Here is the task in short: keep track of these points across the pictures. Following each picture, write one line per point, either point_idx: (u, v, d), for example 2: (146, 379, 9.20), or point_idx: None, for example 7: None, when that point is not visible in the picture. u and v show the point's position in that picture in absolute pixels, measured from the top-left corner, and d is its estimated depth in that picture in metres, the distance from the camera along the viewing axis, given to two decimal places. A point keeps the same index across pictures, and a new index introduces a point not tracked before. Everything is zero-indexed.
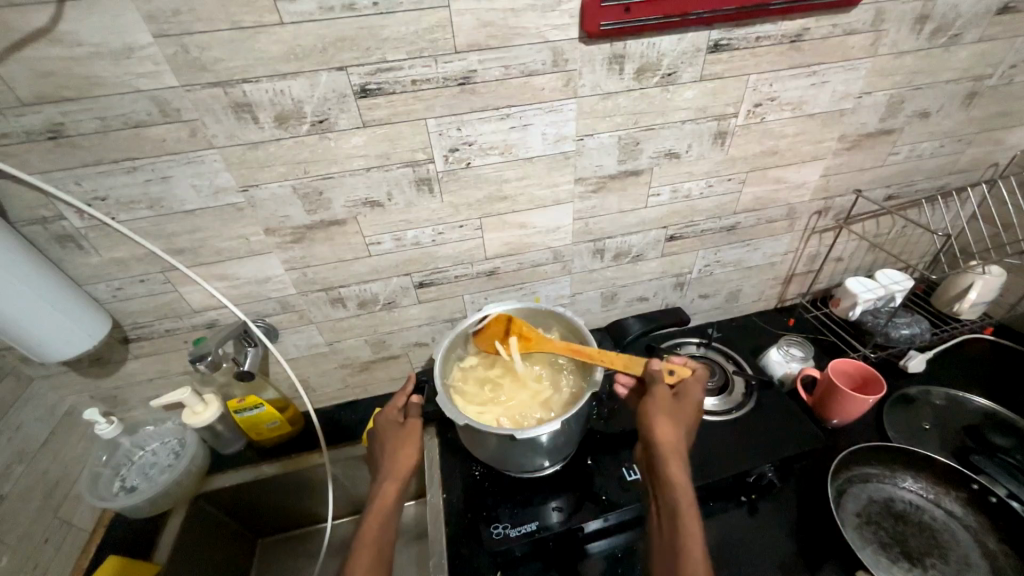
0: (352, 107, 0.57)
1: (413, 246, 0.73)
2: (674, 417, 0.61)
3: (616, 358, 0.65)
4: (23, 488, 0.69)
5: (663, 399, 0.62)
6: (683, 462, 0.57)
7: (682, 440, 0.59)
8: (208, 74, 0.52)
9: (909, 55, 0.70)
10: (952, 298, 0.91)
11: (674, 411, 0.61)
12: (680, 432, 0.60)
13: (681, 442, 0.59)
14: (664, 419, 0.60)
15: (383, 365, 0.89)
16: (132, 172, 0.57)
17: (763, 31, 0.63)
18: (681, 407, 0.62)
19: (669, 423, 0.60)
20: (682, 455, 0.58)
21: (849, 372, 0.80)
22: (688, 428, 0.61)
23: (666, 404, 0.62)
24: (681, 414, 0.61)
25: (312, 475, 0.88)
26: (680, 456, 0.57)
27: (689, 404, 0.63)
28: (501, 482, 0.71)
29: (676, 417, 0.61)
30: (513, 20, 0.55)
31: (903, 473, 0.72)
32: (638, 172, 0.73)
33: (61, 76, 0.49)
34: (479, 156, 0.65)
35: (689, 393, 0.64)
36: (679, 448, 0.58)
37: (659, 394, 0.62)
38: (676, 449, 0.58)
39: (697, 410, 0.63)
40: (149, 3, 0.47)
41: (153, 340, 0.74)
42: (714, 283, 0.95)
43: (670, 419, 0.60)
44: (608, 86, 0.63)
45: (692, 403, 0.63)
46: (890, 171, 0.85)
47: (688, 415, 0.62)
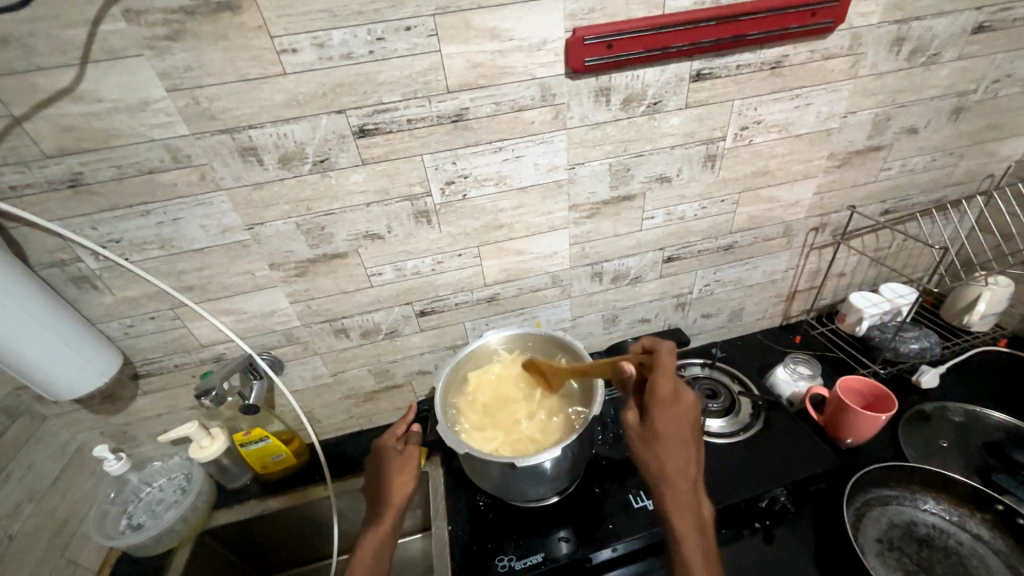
0: (352, 147, 0.60)
1: (413, 275, 0.74)
2: (647, 440, 0.55)
3: (598, 364, 0.61)
4: (33, 527, 0.69)
5: (631, 423, 0.57)
6: (671, 488, 0.53)
7: (664, 463, 0.54)
8: (217, 122, 0.55)
9: (890, 75, 0.72)
10: (959, 310, 0.90)
11: (645, 433, 0.56)
12: (659, 455, 0.54)
13: (663, 468, 0.54)
14: (638, 446, 0.56)
15: (388, 395, 0.89)
16: (146, 215, 0.60)
17: (743, 59, 0.65)
18: (651, 425, 0.55)
19: (643, 448, 0.56)
20: (666, 481, 0.54)
21: (859, 390, 0.79)
22: (667, 444, 0.54)
23: (636, 428, 0.57)
24: (652, 432, 0.55)
25: (317, 510, 0.87)
26: (667, 482, 0.54)
27: (658, 416, 0.55)
28: (506, 512, 0.70)
29: (649, 439, 0.55)
30: (500, 60, 0.58)
31: (924, 494, 0.69)
32: (631, 197, 0.75)
33: (80, 130, 0.53)
34: (475, 187, 0.68)
35: (655, 405, 0.56)
36: (662, 474, 0.54)
37: (626, 420, 0.58)
38: (659, 476, 0.54)
39: (671, 416, 0.55)
40: (164, 62, 0.51)
41: (162, 376, 0.76)
42: (716, 302, 0.95)
43: (642, 443, 0.56)
44: (596, 117, 0.65)
45: (661, 417, 0.55)
46: (883, 186, 0.85)
47: (662, 433, 0.55)
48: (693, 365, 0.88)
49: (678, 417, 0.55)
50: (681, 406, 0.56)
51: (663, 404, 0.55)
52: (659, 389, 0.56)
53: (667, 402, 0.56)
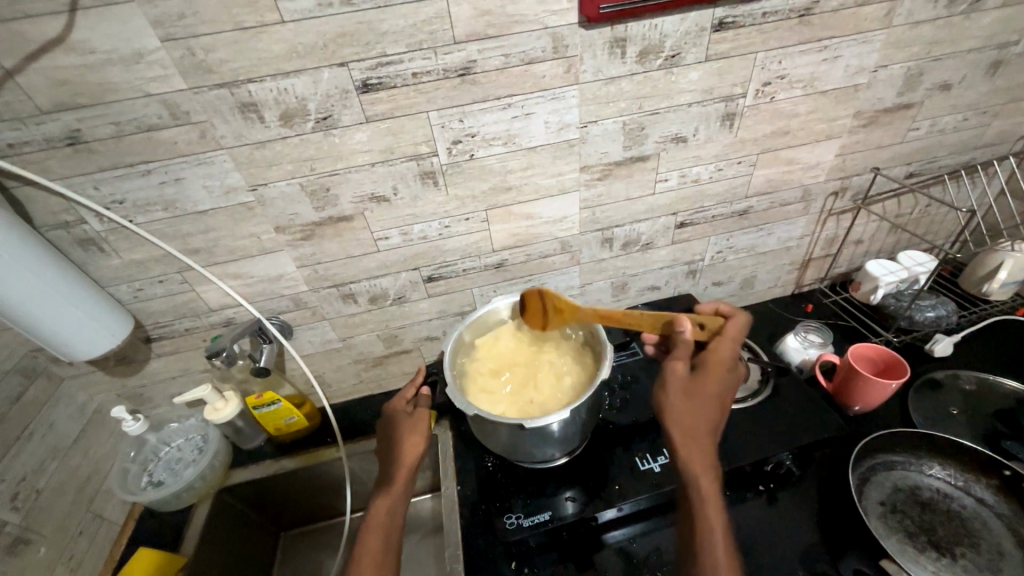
0: (355, 103, 0.58)
1: (420, 239, 0.73)
2: (688, 395, 0.55)
3: (642, 317, 0.62)
4: (58, 483, 0.72)
5: (677, 374, 0.57)
6: (699, 445, 0.53)
7: (700, 420, 0.54)
8: (214, 75, 0.53)
9: (927, 25, 0.67)
10: (980, 278, 0.87)
11: (689, 387, 0.56)
12: (697, 411, 0.55)
13: (700, 423, 0.54)
14: (676, 398, 0.55)
15: (397, 360, 0.90)
16: (147, 175, 0.59)
17: (769, 6, 0.61)
18: (698, 381, 0.57)
19: (684, 400, 0.55)
20: (696, 438, 0.53)
21: (871, 357, 0.78)
22: (708, 403, 0.55)
23: (681, 380, 0.56)
24: (697, 389, 0.56)
25: (329, 470, 0.90)
26: (696, 440, 0.53)
27: (709, 375, 0.57)
28: (514, 473, 0.71)
29: (691, 393, 0.56)
30: (510, 7, 0.55)
31: (930, 460, 0.69)
32: (645, 158, 0.72)
33: (74, 84, 0.51)
34: (482, 147, 0.65)
35: (710, 363, 0.58)
36: (696, 430, 0.54)
37: (674, 368, 0.57)
38: (690, 432, 0.54)
39: (721, 378, 0.57)
40: (156, 8, 0.48)
41: (173, 339, 0.76)
42: (727, 269, 0.94)
43: (682, 397, 0.55)
44: (610, 71, 0.62)
45: (712, 374, 0.57)
46: (910, 148, 0.82)
47: (707, 390, 0.56)
48: None
49: (726, 381, 0.58)
50: (729, 371, 0.59)
51: (720, 366, 0.58)
52: (719, 351, 0.60)
53: (724, 366, 0.59)
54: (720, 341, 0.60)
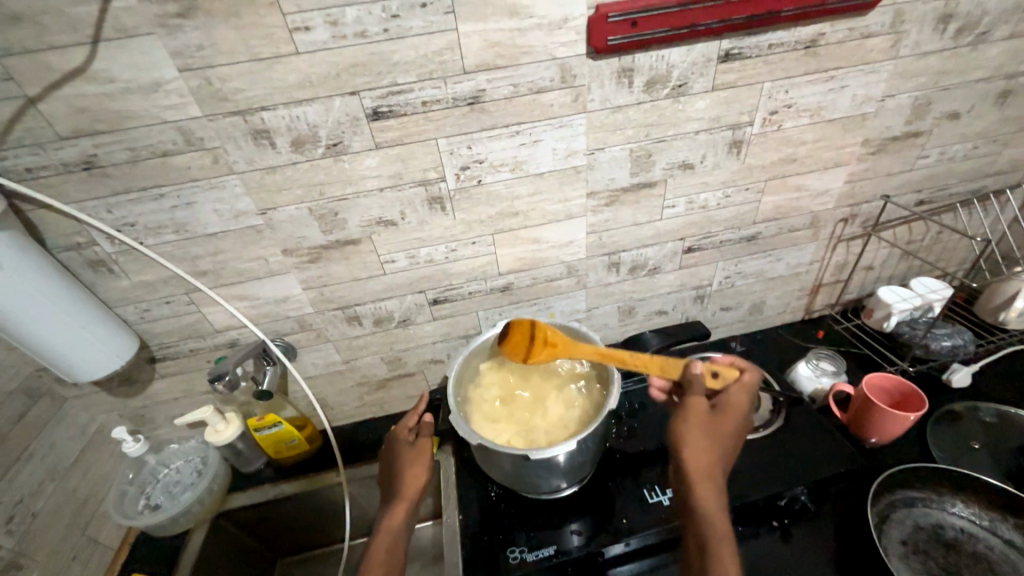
0: (365, 130, 0.59)
1: (427, 263, 0.73)
2: (708, 433, 0.55)
3: (650, 359, 0.61)
4: (54, 505, 0.71)
5: (698, 410, 0.56)
6: (715, 485, 0.52)
7: (718, 459, 0.53)
8: (229, 104, 0.54)
9: (933, 56, 0.67)
10: (996, 307, 0.85)
11: (709, 424, 0.55)
12: (715, 450, 0.54)
13: (716, 463, 0.53)
14: (697, 433, 0.54)
15: (400, 383, 0.89)
16: (159, 199, 0.60)
17: (775, 38, 0.62)
18: (716, 419, 0.56)
19: (703, 438, 0.54)
20: (713, 478, 0.52)
21: (887, 388, 0.75)
22: (724, 443, 0.55)
23: (702, 416, 0.56)
24: (717, 427, 0.56)
25: (329, 495, 0.88)
26: (712, 479, 0.52)
27: (726, 418, 0.57)
28: (518, 503, 0.69)
29: (711, 430, 0.55)
30: (520, 39, 0.56)
31: (953, 497, 0.66)
32: (652, 184, 0.72)
33: (93, 111, 0.52)
34: (490, 174, 0.66)
35: (729, 403, 0.58)
36: (713, 469, 0.53)
37: (694, 405, 0.56)
38: (707, 469, 0.53)
39: (737, 421, 0.57)
40: (176, 41, 0.49)
41: (177, 360, 0.76)
42: (736, 294, 0.92)
43: (703, 433, 0.54)
44: (618, 100, 0.63)
45: (729, 416, 0.57)
46: (920, 175, 0.81)
47: (724, 429, 0.56)
48: None
49: (740, 425, 0.57)
50: (746, 415, 0.58)
51: (737, 409, 0.58)
52: (737, 396, 0.58)
53: (740, 411, 0.58)
54: (737, 386, 0.60)
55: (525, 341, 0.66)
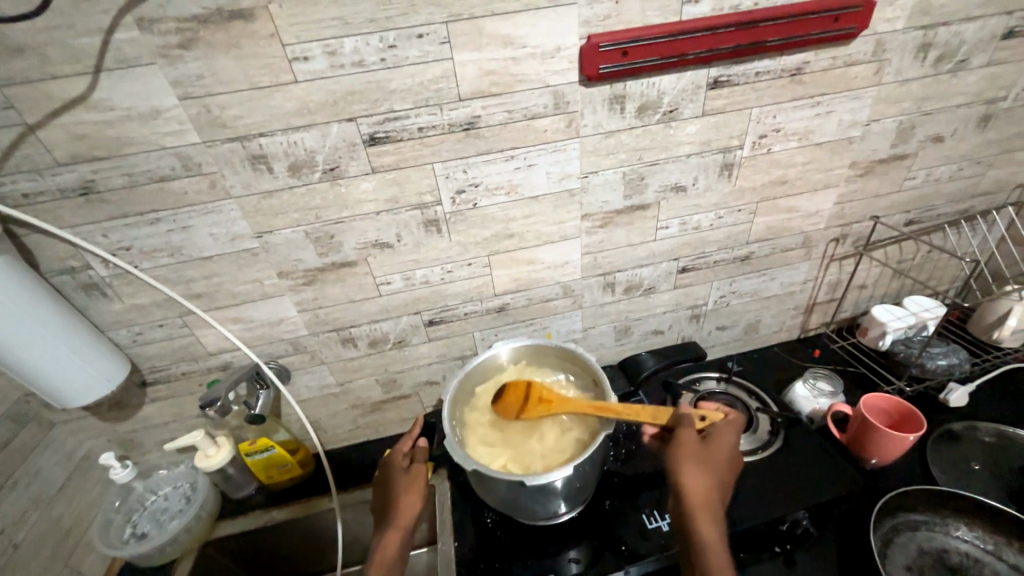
0: (362, 155, 0.59)
1: (422, 284, 0.73)
2: (702, 463, 0.57)
3: (643, 411, 0.61)
4: (37, 535, 0.69)
5: (690, 440, 0.58)
6: (712, 516, 0.53)
7: (712, 489, 0.55)
8: (227, 130, 0.55)
9: (915, 82, 0.69)
10: (989, 325, 0.85)
11: (702, 455, 0.57)
12: (709, 480, 0.56)
13: (710, 492, 0.55)
14: (691, 463, 0.56)
15: (395, 405, 0.88)
16: (155, 223, 0.60)
17: (761, 66, 0.64)
18: (708, 450, 0.58)
19: (697, 468, 0.56)
20: (709, 508, 0.54)
21: (884, 408, 0.75)
22: (718, 473, 0.57)
23: (694, 447, 0.58)
24: (709, 458, 0.57)
25: (321, 522, 0.85)
26: (708, 509, 0.54)
27: (718, 449, 0.59)
28: (515, 530, 0.67)
29: (704, 461, 0.57)
30: (513, 68, 0.57)
31: (957, 521, 0.65)
32: (645, 206, 0.73)
33: (92, 138, 0.53)
34: (486, 197, 0.67)
35: (719, 436, 0.60)
36: (708, 499, 0.54)
37: (685, 436, 0.58)
38: (703, 499, 0.54)
39: (728, 452, 0.59)
40: (176, 70, 0.50)
41: (169, 384, 0.75)
42: (731, 314, 0.93)
43: (696, 463, 0.56)
44: (610, 125, 0.64)
45: (720, 447, 0.59)
46: (908, 196, 0.83)
47: (717, 460, 0.57)
48: (708, 379, 0.84)
49: (733, 457, 0.59)
50: (736, 448, 0.60)
51: (728, 441, 0.60)
52: (727, 430, 0.61)
53: (731, 444, 0.60)
54: (725, 424, 0.62)
55: (520, 399, 0.68)
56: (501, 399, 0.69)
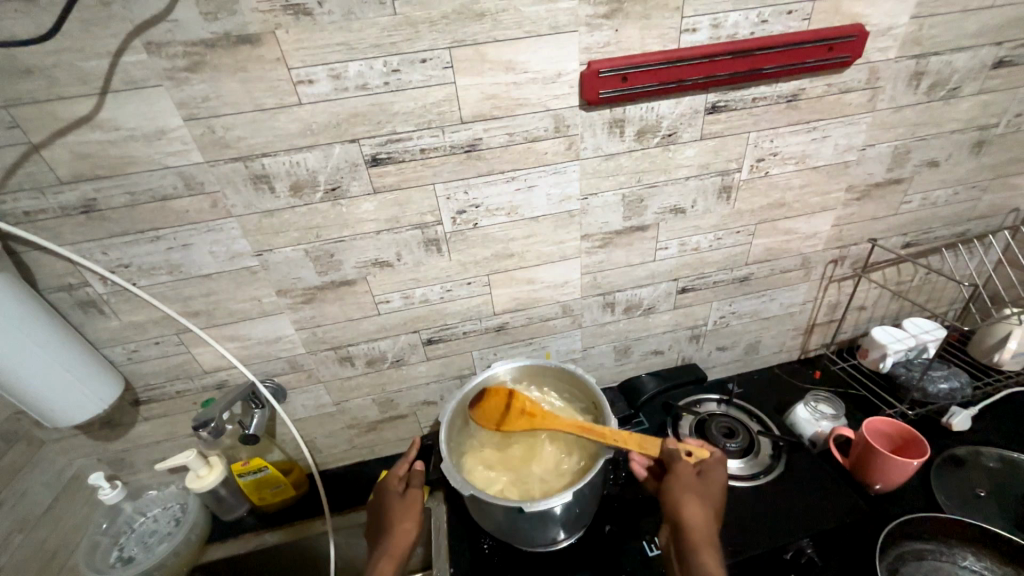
0: (364, 175, 0.60)
1: (421, 303, 0.73)
2: (700, 495, 0.57)
3: (630, 438, 0.61)
4: (21, 559, 0.67)
5: (688, 474, 0.58)
6: (715, 551, 0.52)
7: (711, 522, 0.54)
8: (231, 150, 0.55)
9: (909, 109, 0.71)
10: (989, 348, 0.85)
11: (700, 489, 0.57)
12: (708, 514, 0.55)
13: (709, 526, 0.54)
14: (689, 497, 0.56)
15: (391, 425, 0.87)
16: (156, 241, 0.60)
17: (758, 93, 0.65)
18: (705, 484, 0.58)
19: (695, 500, 0.56)
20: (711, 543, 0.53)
21: (888, 433, 0.74)
22: (716, 508, 0.57)
23: (693, 480, 0.58)
24: (707, 492, 0.57)
25: (313, 546, 0.83)
26: (710, 545, 0.52)
27: (715, 479, 0.59)
28: (512, 557, 0.65)
29: (703, 495, 0.57)
30: (515, 92, 0.58)
31: (963, 550, 0.64)
32: (645, 227, 0.74)
33: (96, 158, 0.53)
34: (486, 217, 0.67)
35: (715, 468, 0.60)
36: (710, 534, 0.54)
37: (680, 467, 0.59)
38: (705, 534, 0.53)
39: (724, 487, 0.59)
40: (182, 92, 0.51)
41: (162, 402, 0.74)
42: (731, 334, 0.92)
43: (694, 496, 0.56)
44: (610, 148, 0.65)
45: (717, 477, 0.59)
46: (904, 219, 0.83)
47: (714, 493, 0.57)
48: (708, 401, 0.83)
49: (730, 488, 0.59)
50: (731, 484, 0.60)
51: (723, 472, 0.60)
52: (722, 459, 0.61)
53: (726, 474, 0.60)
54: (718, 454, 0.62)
55: (503, 408, 0.66)
56: (485, 409, 0.67)
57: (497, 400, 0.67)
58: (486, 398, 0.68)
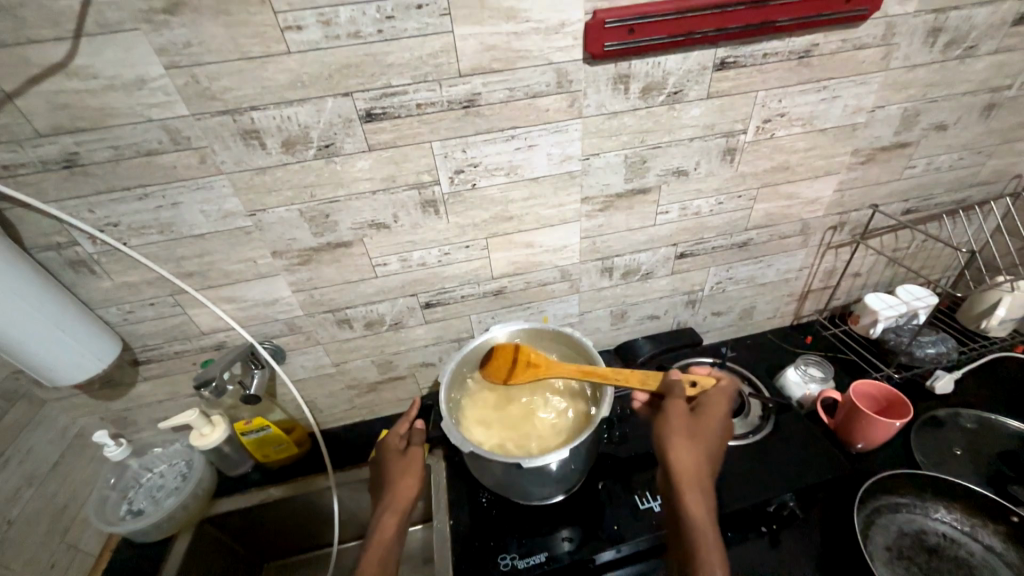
0: (358, 132, 0.58)
1: (419, 266, 0.72)
2: (690, 435, 0.58)
3: (631, 375, 0.62)
4: (32, 512, 0.69)
5: (680, 416, 0.59)
6: (701, 492, 0.54)
7: (699, 461, 0.56)
8: (217, 102, 0.53)
9: (922, 68, 0.68)
10: (978, 314, 0.87)
11: (691, 432, 0.58)
12: (695, 453, 0.56)
13: (695, 465, 0.56)
14: (679, 438, 0.57)
15: (390, 386, 0.88)
16: (144, 199, 0.58)
17: (769, 48, 0.62)
18: (697, 423, 0.59)
19: (683, 439, 0.57)
20: (698, 482, 0.54)
21: (873, 395, 0.77)
22: (706, 446, 0.57)
23: (684, 424, 0.58)
24: (697, 433, 0.58)
25: (317, 499, 0.86)
26: (695, 483, 0.54)
27: (707, 417, 0.60)
28: (510, 509, 0.68)
29: (694, 437, 0.58)
30: (516, 43, 0.55)
31: (936, 503, 0.68)
32: (646, 190, 0.72)
33: (75, 108, 0.51)
34: (485, 177, 0.65)
35: (709, 412, 0.60)
36: (695, 472, 0.55)
37: (673, 405, 0.60)
38: (693, 477, 0.55)
39: (718, 425, 0.59)
40: (161, 37, 0.48)
41: (162, 363, 0.74)
42: (727, 300, 0.93)
43: (684, 436, 0.57)
44: (614, 106, 0.63)
45: (709, 415, 0.60)
46: (907, 184, 0.82)
47: (704, 432, 0.58)
48: (702, 364, 0.84)
49: (723, 425, 0.60)
50: (724, 422, 0.61)
51: (716, 410, 0.61)
52: (718, 399, 0.62)
53: (721, 411, 0.61)
54: (716, 392, 0.63)
55: (508, 362, 0.69)
56: (494, 363, 0.69)
57: (504, 357, 0.69)
58: (494, 360, 0.70)
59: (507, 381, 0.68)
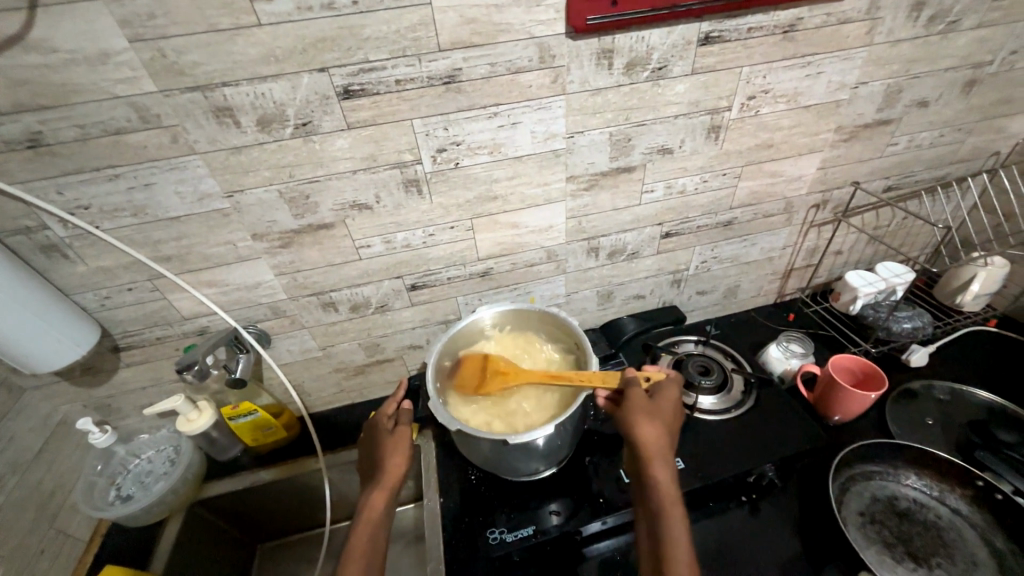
0: (336, 109, 0.56)
1: (403, 248, 0.72)
2: (653, 416, 0.60)
3: (592, 375, 0.63)
4: (18, 499, 0.68)
5: (639, 398, 0.61)
6: (666, 465, 0.56)
7: (663, 439, 0.58)
8: (186, 78, 0.51)
9: (906, 43, 0.68)
10: (953, 290, 0.89)
11: (652, 411, 0.60)
12: (659, 432, 0.58)
13: (660, 443, 0.58)
14: (643, 419, 0.59)
15: (378, 369, 0.88)
16: (115, 180, 0.56)
17: (754, 22, 0.61)
18: (657, 405, 0.61)
19: (647, 420, 0.59)
20: (664, 458, 0.57)
21: (852, 369, 0.79)
22: (668, 425, 0.60)
23: (645, 403, 0.61)
24: (659, 414, 0.60)
25: (308, 481, 0.87)
26: (661, 459, 0.56)
27: (666, 400, 0.62)
28: (498, 486, 0.70)
29: (657, 418, 0.60)
30: (496, 16, 0.54)
31: (907, 470, 0.70)
32: (631, 169, 0.72)
33: (36, 84, 0.48)
34: (468, 156, 0.64)
35: (664, 394, 0.63)
36: (661, 450, 0.57)
37: (634, 392, 0.61)
38: (658, 450, 0.57)
39: (675, 408, 0.62)
40: (123, 8, 0.46)
41: (143, 349, 0.73)
42: (711, 279, 0.94)
43: (648, 417, 0.59)
44: (597, 82, 0.62)
45: (667, 398, 0.62)
46: (889, 162, 0.83)
47: (665, 413, 0.61)
48: (687, 342, 0.86)
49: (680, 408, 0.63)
50: (680, 403, 0.64)
51: (673, 394, 0.63)
52: (673, 385, 0.65)
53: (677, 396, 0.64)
54: (669, 381, 0.65)
55: (477, 370, 0.68)
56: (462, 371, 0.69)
57: (473, 365, 0.69)
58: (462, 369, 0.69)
59: (476, 390, 0.67)
